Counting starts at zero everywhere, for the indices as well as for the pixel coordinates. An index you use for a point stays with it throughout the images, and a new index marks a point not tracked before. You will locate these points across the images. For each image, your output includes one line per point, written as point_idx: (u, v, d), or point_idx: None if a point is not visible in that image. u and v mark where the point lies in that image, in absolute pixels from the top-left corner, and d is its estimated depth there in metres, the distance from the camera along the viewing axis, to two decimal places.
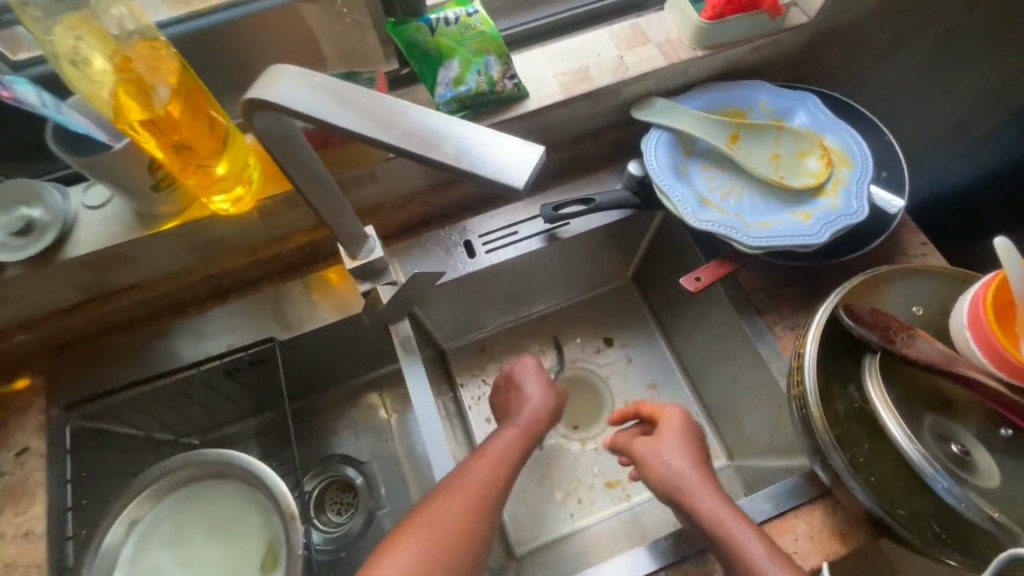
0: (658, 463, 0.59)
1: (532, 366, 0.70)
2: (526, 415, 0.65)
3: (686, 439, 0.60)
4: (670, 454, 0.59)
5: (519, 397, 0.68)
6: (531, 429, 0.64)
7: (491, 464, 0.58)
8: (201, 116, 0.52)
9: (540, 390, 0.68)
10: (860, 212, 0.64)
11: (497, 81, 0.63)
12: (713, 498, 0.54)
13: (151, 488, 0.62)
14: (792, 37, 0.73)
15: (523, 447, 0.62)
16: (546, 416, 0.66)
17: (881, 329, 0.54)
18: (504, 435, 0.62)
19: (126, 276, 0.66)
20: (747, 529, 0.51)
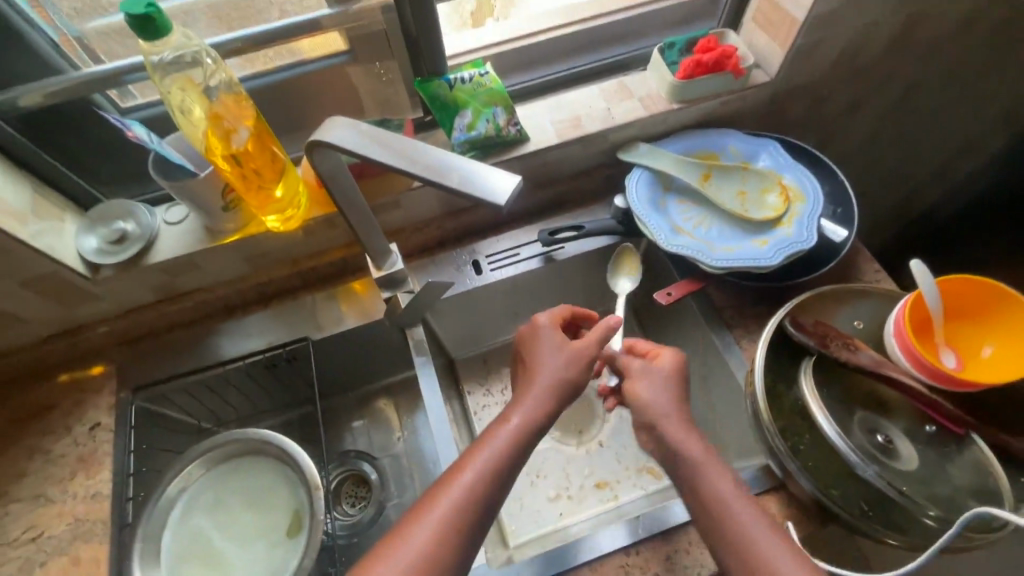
0: (640, 392, 0.64)
1: (545, 331, 0.70)
2: (534, 393, 0.64)
3: (669, 379, 0.65)
4: (652, 389, 0.64)
5: (531, 368, 0.67)
6: (532, 416, 0.62)
7: (487, 460, 0.57)
8: (267, 151, 0.67)
9: (551, 363, 0.66)
10: (809, 240, 0.74)
11: (503, 127, 0.77)
12: (694, 441, 0.60)
13: (202, 458, 0.73)
14: (756, 93, 0.86)
15: (524, 436, 0.60)
16: (555, 393, 0.64)
17: (819, 337, 0.64)
18: (508, 424, 0.61)
19: (191, 281, 0.79)
20: (724, 478, 0.57)
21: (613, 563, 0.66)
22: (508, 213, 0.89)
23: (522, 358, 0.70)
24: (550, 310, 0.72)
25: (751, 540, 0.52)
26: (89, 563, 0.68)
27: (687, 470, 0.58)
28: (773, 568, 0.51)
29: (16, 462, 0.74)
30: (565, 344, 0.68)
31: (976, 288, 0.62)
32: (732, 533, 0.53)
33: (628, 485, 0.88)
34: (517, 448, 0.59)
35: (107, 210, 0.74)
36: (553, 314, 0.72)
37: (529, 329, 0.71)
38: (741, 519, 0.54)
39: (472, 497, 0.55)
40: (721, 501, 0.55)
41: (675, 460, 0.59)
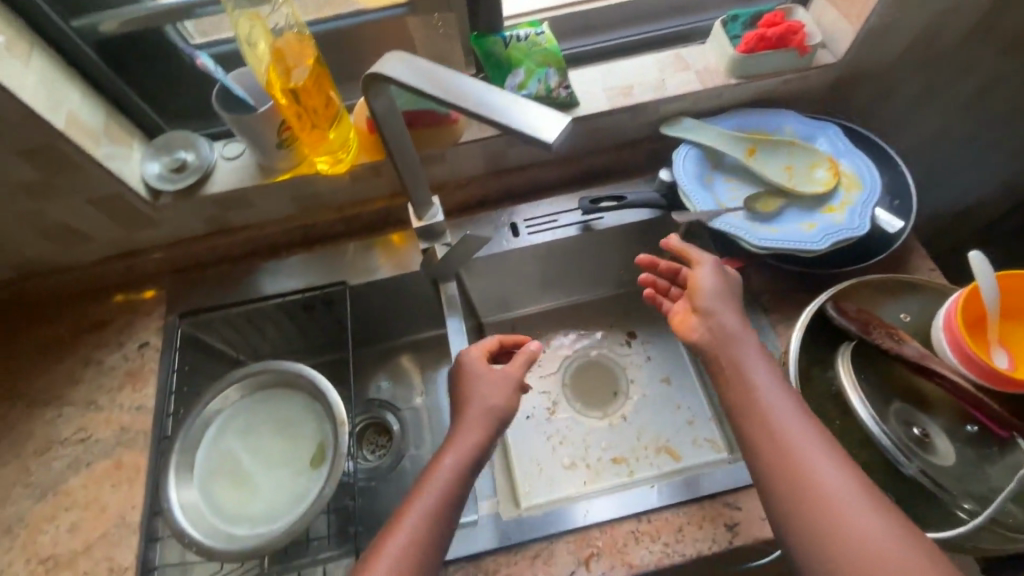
0: (705, 279, 0.64)
1: (470, 365, 0.67)
2: (467, 428, 0.62)
3: (732, 281, 0.65)
4: (716, 282, 0.64)
5: (461, 400, 0.65)
6: (467, 448, 0.61)
7: (426, 506, 0.56)
8: (323, 93, 0.69)
9: (483, 394, 0.65)
10: (860, 228, 0.72)
11: (554, 89, 0.77)
12: (759, 359, 0.58)
13: (240, 383, 0.77)
14: (820, 74, 0.82)
15: (463, 470, 0.59)
16: (489, 418, 0.63)
17: (860, 322, 0.62)
18: (444, 466, 0.59)
19: (241, 216, 0.83)
20: (784, 401, 0.55)
21: (623, 528, 0.66)
22: (550, 180, 0.89)
23: (457, 388, 0.67)
24: (476, 341, 0.70)
25: (801, 456, 0.51)
26: (130, 469, 0.73)
27: (745, 388, 0.56)
28: (820, 485, 0.49)
29: (72, 369, 0.79)
30: (493, 370, 0.66)
31: None
32: (777, 434, 0.52)
33: (646, 463, 0.87)
34: (453, 484, 0.59)
35: (171, 141, 0.78)
36: (482, 346, 0.70)
37: (456, 362, 0.69)
38: (780, 412, 0.54)
39: (416, 544, 0.54)
40: (777, 418, 0.53)
41: (732, 376, 0.58)
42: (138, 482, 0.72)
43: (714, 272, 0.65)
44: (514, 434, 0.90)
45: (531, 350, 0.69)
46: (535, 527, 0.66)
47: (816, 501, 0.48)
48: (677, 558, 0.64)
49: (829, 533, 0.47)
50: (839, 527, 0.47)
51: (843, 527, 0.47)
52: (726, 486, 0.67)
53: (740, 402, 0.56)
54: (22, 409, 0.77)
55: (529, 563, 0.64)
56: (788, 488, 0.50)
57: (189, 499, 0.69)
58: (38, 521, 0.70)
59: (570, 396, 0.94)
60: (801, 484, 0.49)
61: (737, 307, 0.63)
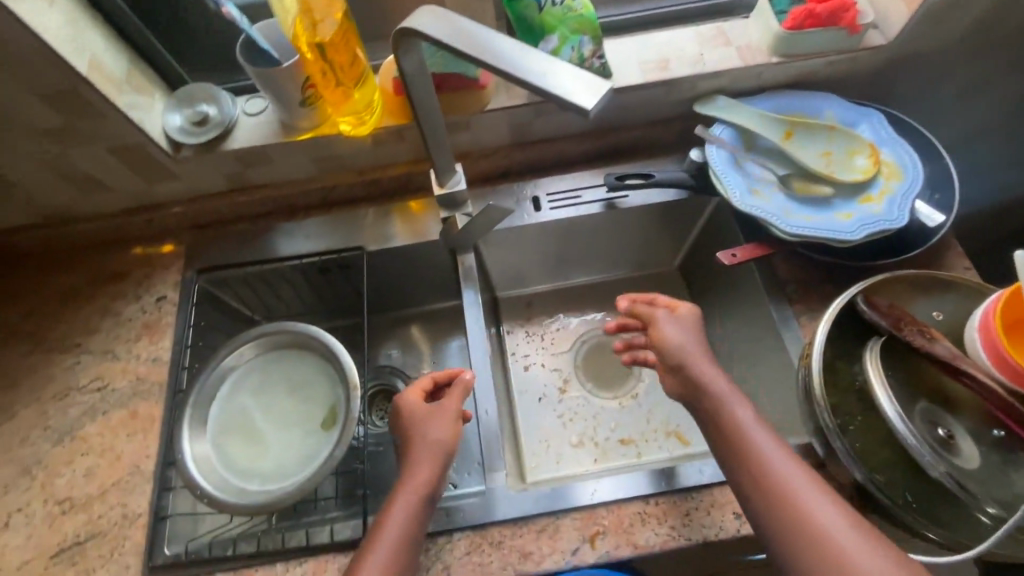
0: (670, 334, 0.65)
1: (410, 407, 0.66)
2: (417, 467, 0.61)
3: (694, 325, 0.67)
4: (682, 332, 0.65)
5: (407, 440, 0.64)
6: (420, 487, 0.60)
7: (383, 554, 0.55)
8: (350, 50, 0.68)
9: (428, 433, 0.63)
10: (898, 220, 0.69)
11: (587, 58, 0.75)
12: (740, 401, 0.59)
13: (255, 342, 0.77)
14: (869, 57, 0.78)
15: (418, 508, 0.58)
16: (436, 454, 0.62)
17: (892, 318, 0.60)
18: (397, 511, 0.58)
19: (261, 174, 0.82)
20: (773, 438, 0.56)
21: (630, 509, 0.65)
22: (575, 155, 0.87)
23: (401, 429, 0.65)
24: (412, 383, 0.68)
25: (787, 483, 0.52)
26: (145, 419, 0.74)
27: (735, 426, 0.57)
28: (806, 509, 0.50)
29: (90, 318, 0.80)
30: (436, 411, 0.65)
31: None
32: (761, 462, 0.54)
33: (654, 446, 0.86)
34: (413, 519, 0.58)
35: (193, 93, 0.77)
36: (418, 387, 0.68)
37: (394, 406, 0.67)
38: (759, 440, 0.55)
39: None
40: (768, 454, 0.54)
41: (718, 415, 0.58)
42: (153, 432, 0.73)
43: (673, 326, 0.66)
44: (523, 410, 0.90)
45: (466, 379, 0.67)
46: (542, 502, 0.66)
47: (808, 531, 0.49)
48: (684, 542, 0.63)
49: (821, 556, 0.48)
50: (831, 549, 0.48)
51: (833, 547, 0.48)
52: None
53: (729, 439, 0.56)
54: (41, 355, 0.78)
55: (536, 536, 0.64)
56: (785, 526, 0.50)
57: (202, 453, 0.70)
58: (56, 464, 0.71)
59: (581, 375, 0.93)
60: (789, 510, 0.51)
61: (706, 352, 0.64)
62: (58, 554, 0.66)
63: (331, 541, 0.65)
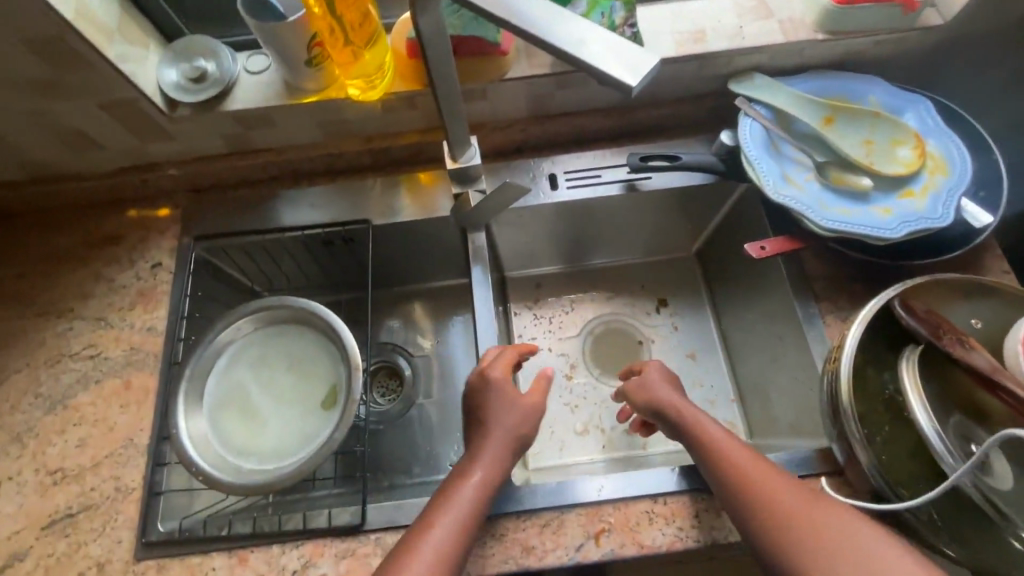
0: (647, 398, 0.66)
1: (496, 383, 0.63)
2: (492, 447, 0.59)
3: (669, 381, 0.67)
4: (658, 389, 0.66)
5: (484, 417, 0.61)
6: (492, 470, 0.57)
7: (450, 530, 0.53)
8: (361, 8, 0.63)
9: (509, 417, 0.61)
10: (942, 218, 0.65)
11: (618, 25, 0.68)
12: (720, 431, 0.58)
13: (254, 315, 0.73)
14: (921, 37, 0.72)
15: (486, 493, 0.56)
16: (512, 443, 0.60)
17: (932, 325, 0.56)
18: (467, 487, 0.56)
19: (262, 137, 0.77)
20: (764, 465, 0.55)
21: (637, 507, 0.63)
22: (596, 131, 0.82)
23: (474, 407, 0.63)
24: (500, 355, 0.65)
25: (770, 489, 0.52)
26: (138, 391, 0.71)
27: (722, 457, 0.56)
28: (794, 512, 0.50)
29: (83, 283, 0.77)
30: (523, 397, 0.62)
31: None
32: (742, 472, 0.54)
33: (661, 437, 0.84)
34: (482, 497, 0.56)
35: (190, 46, 0.72)
36: (507, 363, 0.65)
37: (478, 379, 0.64)
38: (736, 452, 0.56)
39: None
40: (763, 480, 0.53)
41: (702, 449, 0.58)
42: (147, 405, 0.70)
43: (648, 388, 0.66)
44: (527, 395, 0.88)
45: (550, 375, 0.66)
46: (547, 496, 0.64)
47: (799, 535, 0.48)
48: (692, 543, 0.61)
49: (818, 559, 0.47)
50: (825, 550, 0.47)
51: (827, 548, 0.47)
52: None
53: (719, 471, 0.55)
54: (31, 318, 0.75)
55: (540, 530, 0.63)
56: (791, 552, 0.48)
57: (199, 430, 0.67)
58: (47, 433, 0.69)
59: (589, 361, 0.90)
60: (776, 516, 0.50)
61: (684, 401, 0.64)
62: (49, 525, 0.65)
63: (330, 526, 0.63)
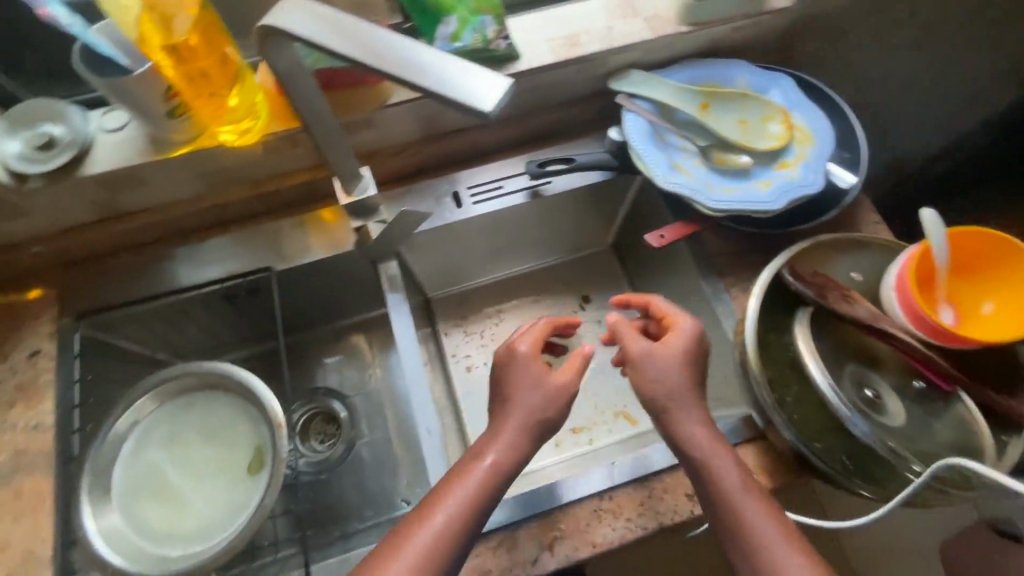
0: (649, 373, 0.58)
1: (520, 361, 0.60)
2: (508, 425, 0.56)
3: (686, 354, 0.59)
4: (667, 375, 0.57)
5: (505, 398, 0.58)
6: (507, 455, 0.55)
7: (455, 513, 0.51)
8: (217, 51, 0.59)
9: (529, 400, 0.57)
10: (813, 184, 0.70)
11: (492, 39, 0.68)
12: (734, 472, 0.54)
13: (156, 390, 0.68)
14: (772, 19, 0.77)
15: (496, 480, 0.54)
16: (528, 432, 0.56)
17: (817, 287, 0.61)
18: (475, 474, 0.54)
19: (136, 197, 0.71)
20: (750, 487, 0.53)
21: (585, 509, 0.64)
22: (492, 143, 0.82)
23: (497, 388, 0.60)
24: (528, 330, 0.63)
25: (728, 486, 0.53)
26: (32, 498, 0.64)
27: (705, 469, 0.54)
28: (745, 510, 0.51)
29: None
30: (546, 378, 0.59)
31: (984, 241, 0.59)
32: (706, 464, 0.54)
33: (606, 430, 0.85)
34: (494, 481, 0.54)
35: (30, 112, 0.65)
36: (533, 339, 0.62)
37: (505, 355, 0.61)
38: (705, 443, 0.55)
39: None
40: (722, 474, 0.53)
41: (694, 460, 0.55)
42: (44, 512, 0.63)
43: (654, 360, 0.58)
44: (470, 416, 0.86)
45: (586, 353, 0.61)
46: (497, 515, 0.63)
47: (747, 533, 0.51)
48: (641, 533, 0.63)
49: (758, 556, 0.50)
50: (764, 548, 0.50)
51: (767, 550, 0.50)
52: None
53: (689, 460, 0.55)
54: None
55: (493, 554, 0.62)
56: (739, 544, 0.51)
57: (112, 526, 0.61)
58: None
59: None
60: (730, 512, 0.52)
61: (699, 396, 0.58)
62: None
63: None
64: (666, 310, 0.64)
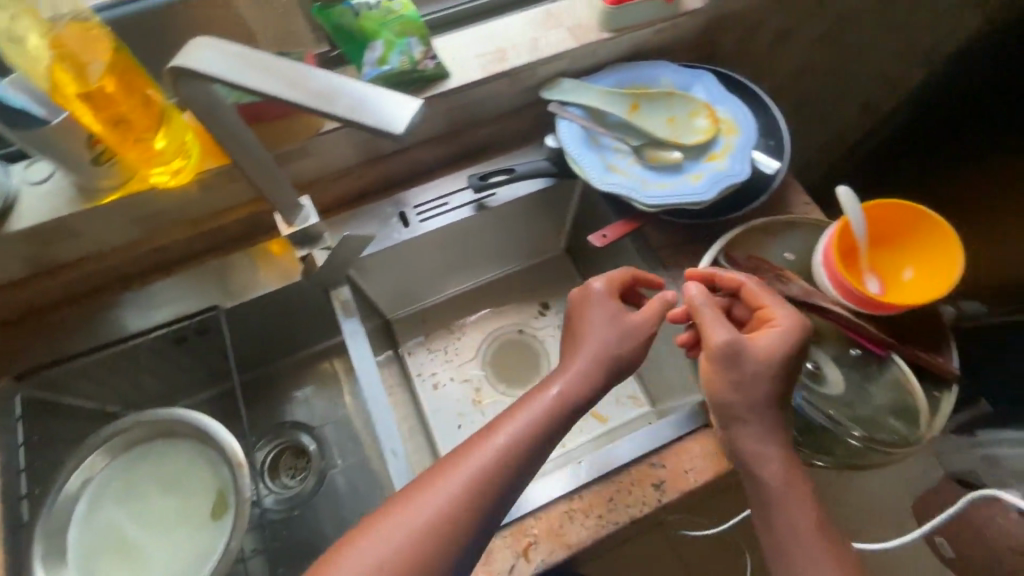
0: (719, 379, 0.58)
1: (597, 299, 0.64)
2: (577, 354, 0.61)
3: (773, 358, 0.57)
4: (749, 373, 0.57)
5: (579, 331, 0.63)
6: (576, 386, 0.60)
7: (514, 436, 0.56)
8: (137, 94, 0.59)
9: (601, 335, 0.62)
10: (740, 173, 0.73)
11: (419, 60, 0.69)
12: (806, 510, 0.56)
13: (105, 446, 0.66)
14: (689, 20, 0.81)
15: (560, 410, 0.58)
16: (600, 365, 0.61)
17: (751, 269, 0.67)
18: (540, 401, 0.58)
19: (70, 248, 0.69)
20: (779, 455, 0.57)
21: (556, 511, 0.65)
22: (434, 159, 0.83)
23: (573, 322, 0.65)
24: (609, 272, 0.67)
25: (758, 456, 0.57)
26: None
27: (744, 423, 0.57)
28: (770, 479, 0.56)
29: None
30: (621, 315, 0.63)
31: (902, 212, 0.63)
32: (745, 427, 0.57)
33: (577, 431, 0.85)
34: (556, 417, 0.58)
35: None
36: (610, 280, 0.66)
37: (581, 293, 0.66)
38: (751, 404, 0.57)
39: (479, 490, 0.53)
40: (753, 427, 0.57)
41: (735, 411, 0.58)
42: None
43: (737, 364, 0.57)
44: (440, 433, 0.86)
45: (665, 296, 0.64)
46: None
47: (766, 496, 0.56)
48: (613, 527, 0.64)
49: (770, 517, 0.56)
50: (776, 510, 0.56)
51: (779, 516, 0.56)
52: (650, 447, 0.67)
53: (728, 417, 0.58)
54: None
55: None
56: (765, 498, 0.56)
57: None
58: None
59: (493, 379, 0.91)
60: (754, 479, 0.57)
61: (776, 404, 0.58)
62: None
63: None
64: (761, 300, 0.61)
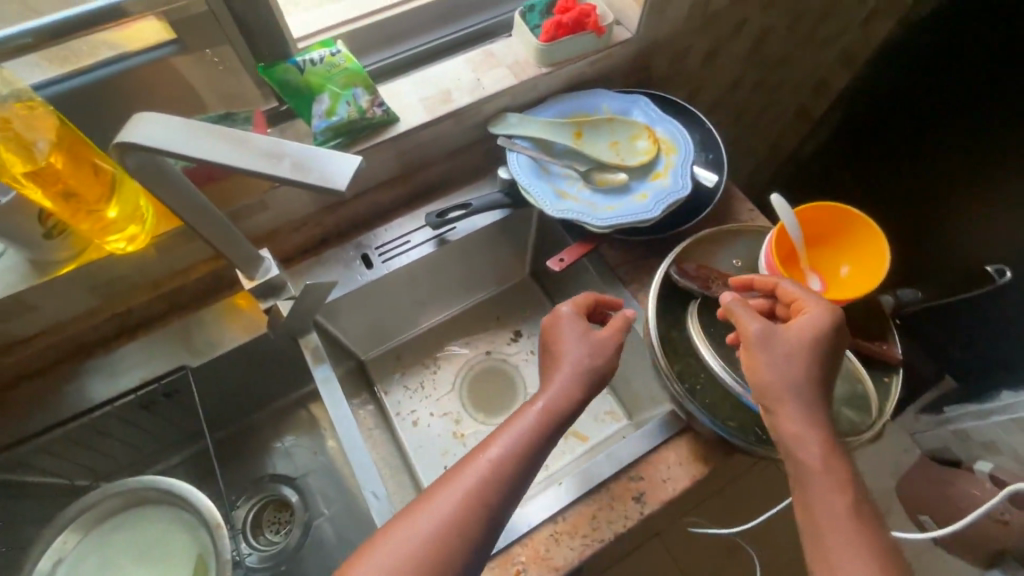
0: (761, 368, 0.57)
1: (565, 321, 0.66)
2: (551, 378, 0.62)
3: (811, 342, 0.56)
4: (781, 364, 0.56)
5: (552, 355, 0.64)
6: (558, 404, 0.60)
7: (499, 457, 0.56)
8: (86, 166, 0.59)
9: (576, 352, 0.63)
10: (683, 188, 0.77)
11: (367, 108, 0.72)
12: (847, 507, 0.53)
13: (75, 523, 0.64)
14: (621, 50, 0.86)
15: (544, 428, 0.59)
16: (579, 382, 0.61)
17: (701, 279, 0.72)
18: (522, 422, 0.59)
19: (29, 324, 0.68)
20: (816, 441, 0.55)
21: (542, 535, 0.65)
22: (390, 200, 0.85)
23: (545, 348, 0.66)
24: (572, 295, 0.68)
25: (795, 440, 0.55)
26: None
27: (780, 403, 0.56)
28: (812, 469, 0.54)
29: None
30: (589, 334, 0.64)
31: (830, 213, 0.69)
32: (788, 409, 0.55)
33: (558, 451, 0.86)
34: (538, 438, 0.58)
35: None
36: (576, 303, 0.68)
37: (550, 320, 0.67)
38: (785, 384, 0.56)
39: (460, 515, 0.53)
40: (782, 408, 0.56)
41: (775, 393, 0.56)
42: None
43: (769, 352, 0.57)
44: (423, 469, 0.86)
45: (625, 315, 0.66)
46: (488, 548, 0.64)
47: (808, 486, 0.54)
48: (599, 545, 0.65)
49: (805, 515, 0.54)
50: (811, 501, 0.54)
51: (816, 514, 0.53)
52: (628, 461, 0.69)
53: (767, 398, 0.57)
54: None
55: None
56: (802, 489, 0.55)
57: None
58: None
59: (471, 409, 0.92)
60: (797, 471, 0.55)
61: (814, 388, 0.57)
62: None
63: None
64: (794, 295, 0.61)
